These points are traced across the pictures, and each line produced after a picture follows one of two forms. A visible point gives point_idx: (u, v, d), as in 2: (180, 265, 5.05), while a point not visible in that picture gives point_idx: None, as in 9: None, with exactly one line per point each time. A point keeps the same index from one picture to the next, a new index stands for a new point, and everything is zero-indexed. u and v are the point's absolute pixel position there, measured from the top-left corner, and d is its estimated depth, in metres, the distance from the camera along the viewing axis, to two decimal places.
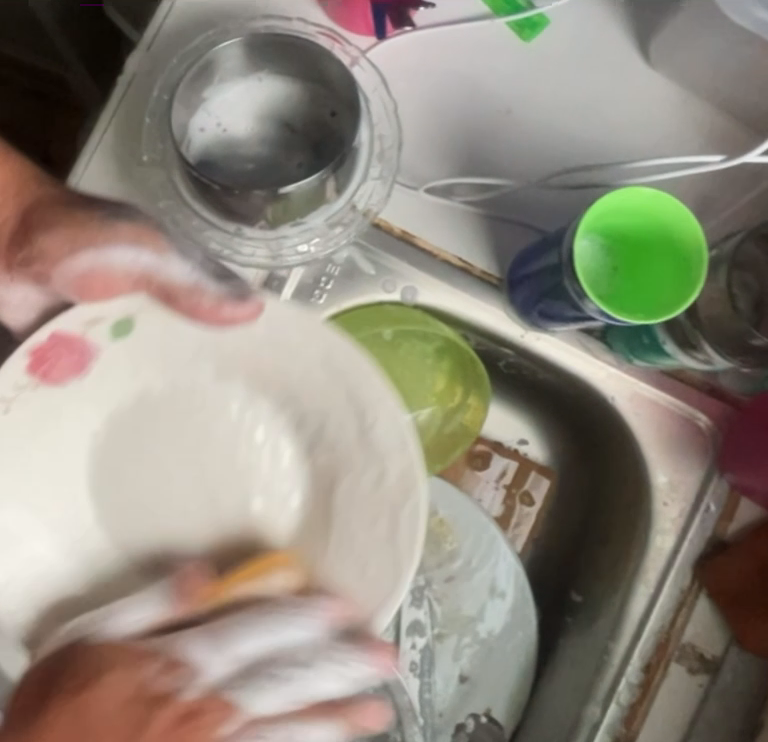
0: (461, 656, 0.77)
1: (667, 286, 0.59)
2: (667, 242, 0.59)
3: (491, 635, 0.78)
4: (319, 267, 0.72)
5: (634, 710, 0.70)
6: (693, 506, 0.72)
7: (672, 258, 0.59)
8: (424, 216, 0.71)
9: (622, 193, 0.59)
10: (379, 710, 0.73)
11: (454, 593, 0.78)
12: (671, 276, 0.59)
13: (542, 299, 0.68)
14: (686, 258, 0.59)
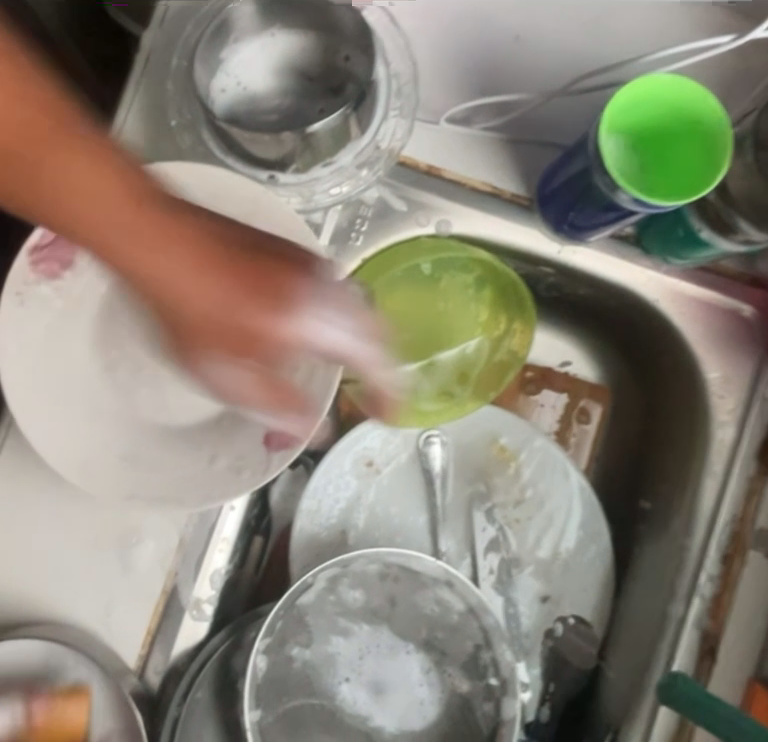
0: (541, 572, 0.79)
1: (695, 167, 0.61)
2: (685, 124, 0.61)
3: (565, 551, 0.79)
4: (353, 209, 0.74)
5: (718, 601, 0.71)
6: (749, 394, 0.73)
7: (694, 136, 0.61)
8: (447, 147, 0.74)
9: (636, 84, 0.61)
10: (466, 635, 0.74)
11: (523, 517, 0.80)
12: (697, 157, 0.60)
13: (573, 208, 0.69)
14: (709, 137, 0.60)
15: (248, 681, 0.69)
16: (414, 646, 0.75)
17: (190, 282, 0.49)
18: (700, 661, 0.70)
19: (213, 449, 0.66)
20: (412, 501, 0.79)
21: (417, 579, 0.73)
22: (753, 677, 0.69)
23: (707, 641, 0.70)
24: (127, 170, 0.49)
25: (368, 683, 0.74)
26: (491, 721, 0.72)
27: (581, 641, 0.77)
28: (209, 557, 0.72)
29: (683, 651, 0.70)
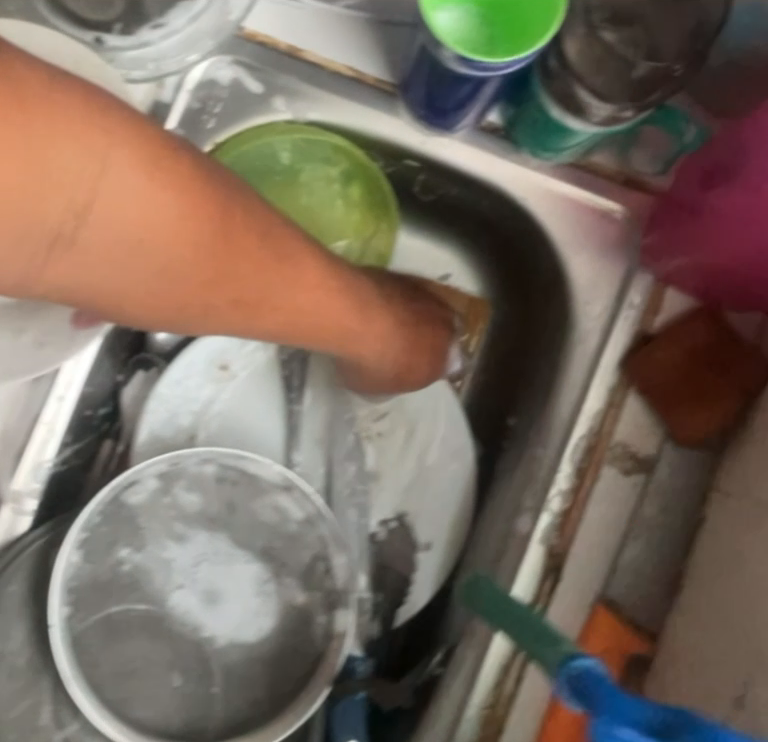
0: (394, 483, 0.76)
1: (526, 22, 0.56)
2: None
3: (427, 463, 0.76)
4: (206, 91, 0.70)
5: (567, 516, 0.66)
6: (615, 302, 0.69)
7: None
8: (305, 26, 0.68)
9: None
10: (304, 545, 0.71)
11: (385, 429, 0.77)
12: (529, 13, 0.56)
13: (429, 95, 0.64)
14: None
15: (56, 579, 0.65)
16: (252, 556, 0.70)
17: (250, 275, 0.53)
18: (543, 580, 0.66)
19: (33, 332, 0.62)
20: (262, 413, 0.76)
21: (257, 483, 0.71)
22: (597, 600, 0.65)
23: (554, 560, 0.66)
24: (191, 185, 0.48)
25: (201, 591, 0.69)
26: (324, 634, 0.70)
27: (407, 551, 0.75)
28: (31, 450, 0.67)
29: (529, 572, 0.66)
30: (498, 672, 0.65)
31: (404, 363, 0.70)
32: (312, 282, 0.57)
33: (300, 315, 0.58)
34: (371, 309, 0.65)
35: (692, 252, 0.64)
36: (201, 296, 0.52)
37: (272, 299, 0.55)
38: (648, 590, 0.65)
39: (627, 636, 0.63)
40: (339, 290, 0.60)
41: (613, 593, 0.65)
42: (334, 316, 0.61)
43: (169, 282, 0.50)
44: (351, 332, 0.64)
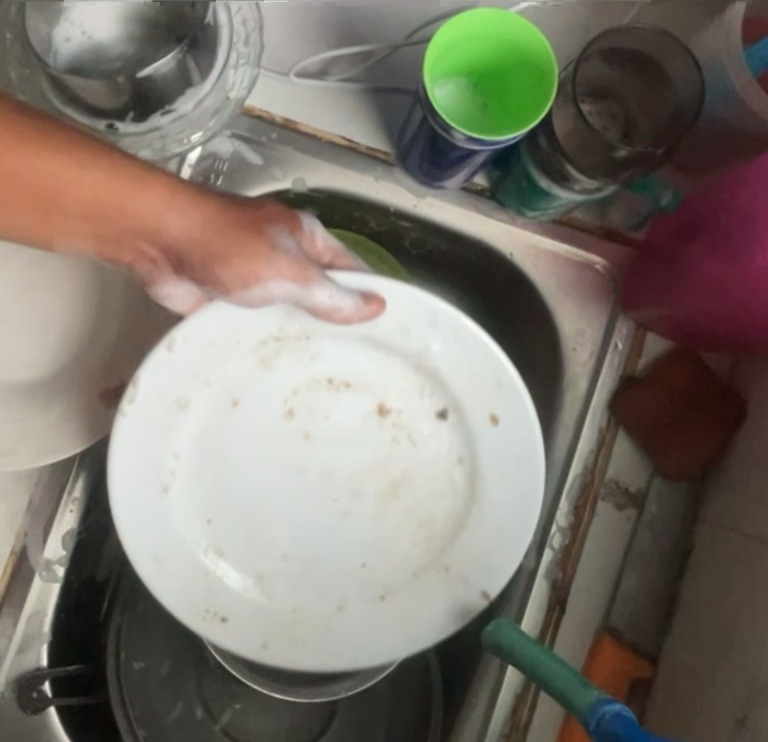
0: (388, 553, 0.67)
1: (523, 94, 0.61)
2: (510, 51, 0.60)
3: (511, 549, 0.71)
4: (207, 164, 0.73)
5: (568, 551, 0.71)
6: (601, 347, 0.74)
7: (520, 63, 0.60)
8: (304, 101, 0.73)
9: (451, 27, 0.58)
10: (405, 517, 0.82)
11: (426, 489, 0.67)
12: (525, 85, 0.60)
13: (428, 157, 0.69)
14: (538, 70, 0.59)
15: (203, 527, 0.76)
16: None
17: (97, 182, 0.50)
18: (549, 612, 0.71)
19: (62, 407, 0.66)
20: (233, 511, 0.66)
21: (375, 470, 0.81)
22: (601, 628, 0.70)
23: (557, 592, 0.71)
24: (62, 141, 0.48)
25: None
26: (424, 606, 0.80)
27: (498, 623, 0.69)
28: (59, 517, 0.70)
29: (536, 606, 0.71)
30: (512, 700, 0.69)
31: (242, 279, 0.58)
32: (245, 230, 0.56)
33: (153, 226, 0.54)
34: (183, 215, 0.54)
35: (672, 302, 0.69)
36: (177, 244, 0.56)
37: (122, 215, 0.52)
38: (645, 615, 0.71)
39: (630, 660, 0.69)
40: (178, 201, 0.54)
41: (614, 619, 0.71)
42: (206, 243, 0.56)
43: (10, 191, 0.48)
44: (196, 245, 0.56)
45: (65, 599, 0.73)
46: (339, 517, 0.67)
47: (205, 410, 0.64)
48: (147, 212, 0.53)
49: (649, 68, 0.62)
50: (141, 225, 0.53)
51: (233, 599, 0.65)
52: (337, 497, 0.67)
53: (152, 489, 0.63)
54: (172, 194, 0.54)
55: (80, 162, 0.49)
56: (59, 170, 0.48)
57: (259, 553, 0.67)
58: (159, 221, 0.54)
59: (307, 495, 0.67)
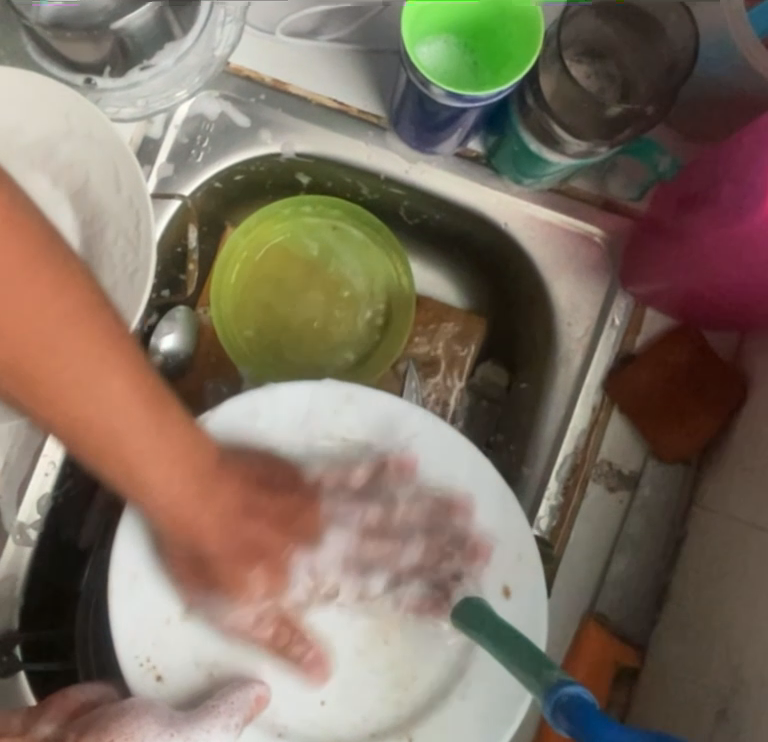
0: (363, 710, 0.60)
1: (510, 46, 0.58)
2: (494, 4, 0.57)
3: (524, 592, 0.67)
4: (194, 126, 0.71)
5: (555, 534, 0.68)
6: (597, 322, 0.71)
7: (506, 16, 0.57)
8: (292, 60, 0.70)
9: None
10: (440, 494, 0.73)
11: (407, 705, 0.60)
12: (511, 38, 0.57)
13: (419, 121, 0.66)
14: (521, 20, 0.56)
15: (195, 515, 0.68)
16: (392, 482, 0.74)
17: (147, 434, 0.46)
18: None
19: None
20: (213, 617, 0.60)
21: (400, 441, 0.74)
22: (587, 615, 0.67)
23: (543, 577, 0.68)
24: (130, 362, 0.44)
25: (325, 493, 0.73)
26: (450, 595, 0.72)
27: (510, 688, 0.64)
28: (35, 481, 0.69)
29: None
30: None
31: (237, 588, 0.58)
32: (242, 513, 0.56)
33: (164, 501, 0.51)
34: (231, 515, 0.55)
35: (665, 273, 0.65)
36: (172, 511, 0.52)
37: (145, 477, 0.48)
38: (635, 602, 0.68)
39: (614, 648, 0.66)
40: (202, 494, 0.53)
41: (601, 606, 0.68)
42: (193, 523, 0.53)
43: (59, 400, 0.42)
44: (203, 542, 0.55)
45: (39, 564, 0.71)
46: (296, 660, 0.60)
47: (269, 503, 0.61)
48: (178, 494, 0.51)
49: (641, 23, 0.59)
50: (131, 468, 0.47)
51: (172, 654, 0.58)
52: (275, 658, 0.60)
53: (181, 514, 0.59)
54: (229, 480, 0.55)
55: (131, 411, 0.45)
56: (150, 430, 0.46)
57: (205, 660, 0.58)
58: (210, 537, 0.55)
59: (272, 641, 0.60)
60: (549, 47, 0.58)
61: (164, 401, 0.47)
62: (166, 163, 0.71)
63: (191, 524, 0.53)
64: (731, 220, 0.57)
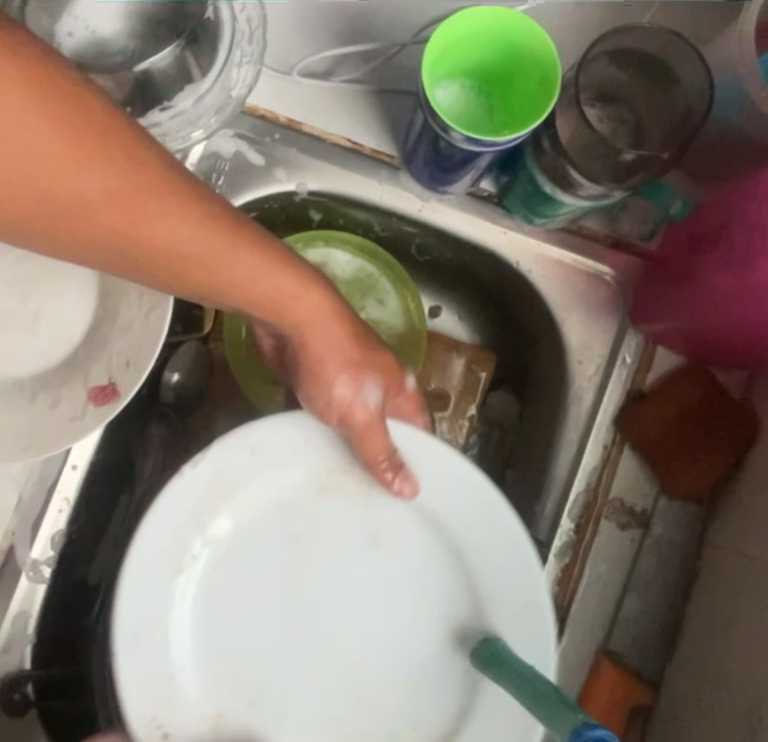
0: (415, 684, 0.60)
1: (529, 95, 0.59)
2: (511, 49, 0.58)
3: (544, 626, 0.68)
4: (209, 163, 0.72)
5: (568, 572, 0.69)
6: (608, 359, 0.71)
7: (524, 61, 0.58)
8: (307, 101, 0.71)
9: (450, 24, 0.56)
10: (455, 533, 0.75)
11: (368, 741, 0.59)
12: (531, 86, 0.58)
13: (432, 161, 0.66)
14: (543, 69, 0.57)
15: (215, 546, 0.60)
16: None
17: (249, 260, 0.51)
18: None
19: (51, 396, 0.67)
20: (227, 626, 0.59)
21: None
22: (599, 652, 0.68)
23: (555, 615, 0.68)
24: (220, 215, 0.50)
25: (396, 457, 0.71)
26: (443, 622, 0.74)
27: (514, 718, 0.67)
28: (49, 517, 0.71)
29: None
30: None
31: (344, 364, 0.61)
32: (335, 313, 0.59)
33: (247, 285, 0.53)
34: (316, 305, 0.57)
35: (676, 313, 0.66)
36: (275, 306, 0.55)
37: (234, 278, 0.52)
38: (646, 641, 0.68)
39: (630, 685, 0.66)
40: (280, 271, 0.54)
41: (613, 644, 0.68)
42: (311, 323, 0.58)
43: (172, 259, 0.49)
44: (303, 326, 0.58)
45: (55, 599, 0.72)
46: (385, 651, 0.60)
47: (325, 513, 0.60)
48: (286, 291, 0.55)
49: (655, 66, 0.59)
50: (243, 288, 0.53)
51: (185, 716, 0.57)
52: (436, 616, 0.60)
53: (190, 555, 0.58)
54: (319, 300, 0.57)
55: (246, 258, 0.51)
56: (256, 267, 0.52)
57: (240, 680, 0.59)
58: (305, 310, 0.57)
59: (396, 622, 0.60)
60: (564, 94, 0.59)
61: (216, 210, 0.49)
62: None
63: (301, 314, 0.57)
64: (741, 261, 0.58)
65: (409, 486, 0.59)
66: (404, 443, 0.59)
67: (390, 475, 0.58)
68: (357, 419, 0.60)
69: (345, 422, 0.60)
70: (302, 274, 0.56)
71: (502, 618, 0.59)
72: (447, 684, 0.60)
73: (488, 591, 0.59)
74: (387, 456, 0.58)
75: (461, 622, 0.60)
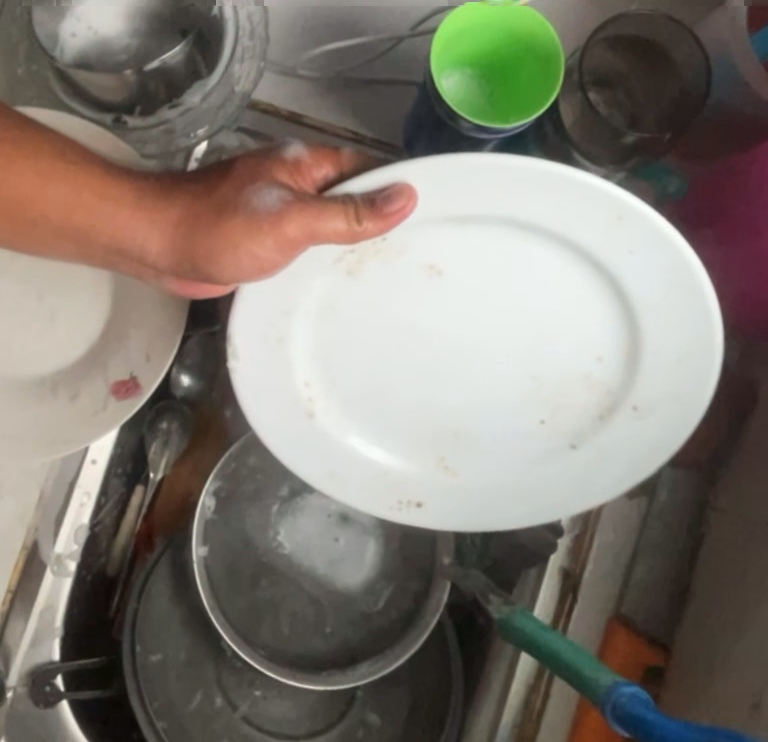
0: (556, 394, 0.60)
1: (530, 85, 0.61)
2: (512, 40, 0.60)
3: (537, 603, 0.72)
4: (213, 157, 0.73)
5: (580, 542, 0.73)
6: None
7: (526, 52, 0.60)
8: (307, 95, 0.73)
9: (455, 15, 0.58)
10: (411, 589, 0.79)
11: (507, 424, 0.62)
12: (532, 76, 0.60)
13: (434, 150, 0.68)
14: (545, 58, 0.59)
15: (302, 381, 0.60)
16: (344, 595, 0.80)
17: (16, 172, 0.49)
18: (562, 598, 0.72)
19: (69, 390, 0.69)
20: (377, 394, 0.62)
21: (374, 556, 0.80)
22: (612, 617, 0.70)
23: (569, 582, 0.72)
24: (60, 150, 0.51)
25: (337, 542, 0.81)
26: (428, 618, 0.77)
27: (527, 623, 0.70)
28: (71, 512, 0.73)
29: (548, 595, 0.72)
30: (526, 688, 0.69)
31: (231, 194, 0.50)
32: (187, 198, 0.51)
33: (79, 221, 0.51)
34: (134, 216, 0.51)
35: None
36: (128, 239, 0.52)
37: (68, 215, 0.51)
38: (657, 604, 0.71)
39: (642, 649, 0.69)
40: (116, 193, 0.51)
41: (628, 609, 0.70)
42: (165, 234, 0.51)
43: None
44: (165, 237, 0.51)
45: (75, 592, 0.76)
46: (526, 369, 0.59)
47: (377, 277, 0.55)
48: (119, 217, 0.51)
49: (651, 53, 0.62)
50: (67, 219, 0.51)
51: (398, 480, 0.66)
52: (601, 310, 0.55)
53: (301, 407, 0.62)
54: (162, 204, 0.51)
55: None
56: (76, 196, 0.50)
57: (431, 429, 0.64)
58: (122, 230, 0.51)
59: (561, 338, 0.57)
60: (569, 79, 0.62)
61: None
62: None
63: (152, 232, 0.51)
64: (741, 234, 0.61)
65: (410, 202, 0.47)
66: (366, 191, 0.48)
67: (371, 220, 0.47)
68: (298, 236, 0.48)
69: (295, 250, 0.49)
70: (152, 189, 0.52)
71: (629, 272, 0.51)
72: (694, 324, 0.52)
73: (557, 228, 0.50)
74: (338, 230, 0.47)
75: (611, 293, 0.53)
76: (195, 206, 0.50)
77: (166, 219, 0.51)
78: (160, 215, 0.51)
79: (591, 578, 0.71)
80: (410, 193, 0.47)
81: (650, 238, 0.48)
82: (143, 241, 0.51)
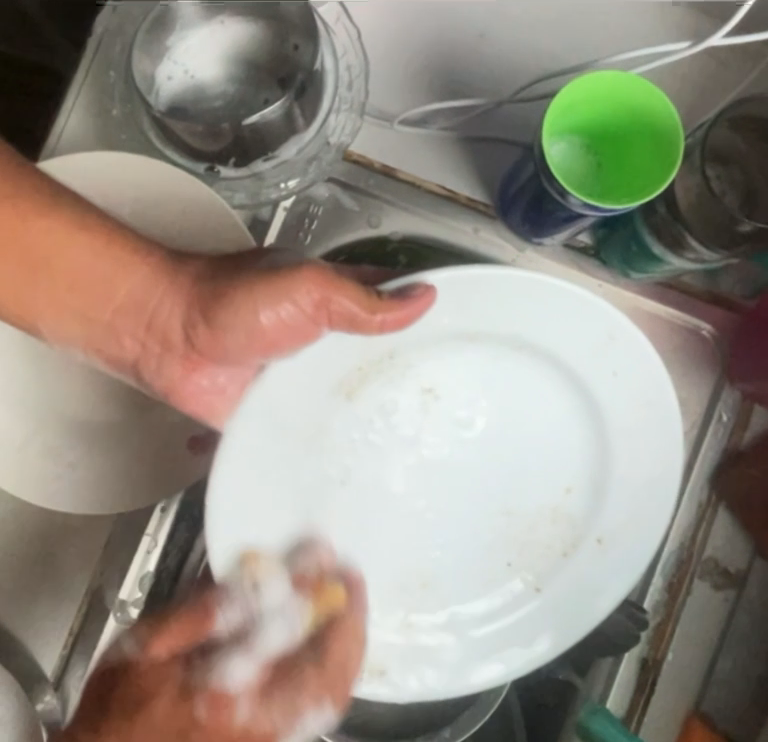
0: (521, 510, 0.65)
1: (645, 166, 0.58)
2: (629, 117, 0.57)
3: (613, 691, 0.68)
4: (302, 206, 0.71)
5: (661, 633, 0.68)
6: (703, 417, 0.70)
7: (642, 130, 0.57)
8: (404, 149, 0.70)
9: (570, 88, 0.56)
10: None
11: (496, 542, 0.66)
12: (648, 155, 0.57)
13: (530, 217, 0.66)
14: (662, 141, 0.56)
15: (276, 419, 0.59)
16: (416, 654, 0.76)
17: (87, 253, 0.56)
18: (638, 689, 0.68)
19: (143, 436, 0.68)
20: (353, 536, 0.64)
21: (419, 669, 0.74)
22: (691, 714, 0.67)
23: (647, 674, 0.68)
24: (103, 228, 0.57)
25: None
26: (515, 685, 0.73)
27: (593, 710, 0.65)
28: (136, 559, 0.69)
29: (625, 684, 0.68)
30: None
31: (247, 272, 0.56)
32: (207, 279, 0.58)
33: (109, 296, 0.58)
34: (150, 283, 0.58)
35: None
36: (139, 313, 0.59)
37: (104, 294, 0.58)
38: (740, 708, 0.67)
39: None
40: (145, 269, 0.58)
41: (706, 707, 0.67)
42: (177, 311, 0.59)
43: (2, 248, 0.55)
44: (187, 310, 0.58)
45: None
46: (503, 495, 0.65)
47: (363, 402, 0.62)
48: (139, 290, 0.58)
49: None
50: (99, 290, 0.58)
51: (375, 645, 0.64)
52: (570, 425, 0.64)
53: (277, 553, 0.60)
54: (177, 282, 0.58)
55: (78, 239, 0.56)
56: (125, 274, 0.57)
57: (400, 586, 0.65)
58: (139, 295, 0.58)
59: (532, 472, 0.65)
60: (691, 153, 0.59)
61: (69, 204, 0.56)
62: (275, 241, 0.70)
63: (167, 309, 0.59)
64: None
65: (427, 295, 0.55)
66: (394, 287, 0.56)
67: (395, 310, 0.54)
68: (326, 305, 0.55)
69: (318, 322, 0.56)
70: (167, 267, 0.58)
71: (609, 394, 0.62)
72: (658, 459, 0.63)
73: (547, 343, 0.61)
74: (358, 301, 0.54)
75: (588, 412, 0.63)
76: (217, 282, 0.57)
77: (179, 298, 0.58)
78: (181, 291, 0.58)
79: (671, 671, 0.68)
80: (428, 287, 0.55)
81: (646, 371, 0.60)
82: (158, 315, 0.59)
